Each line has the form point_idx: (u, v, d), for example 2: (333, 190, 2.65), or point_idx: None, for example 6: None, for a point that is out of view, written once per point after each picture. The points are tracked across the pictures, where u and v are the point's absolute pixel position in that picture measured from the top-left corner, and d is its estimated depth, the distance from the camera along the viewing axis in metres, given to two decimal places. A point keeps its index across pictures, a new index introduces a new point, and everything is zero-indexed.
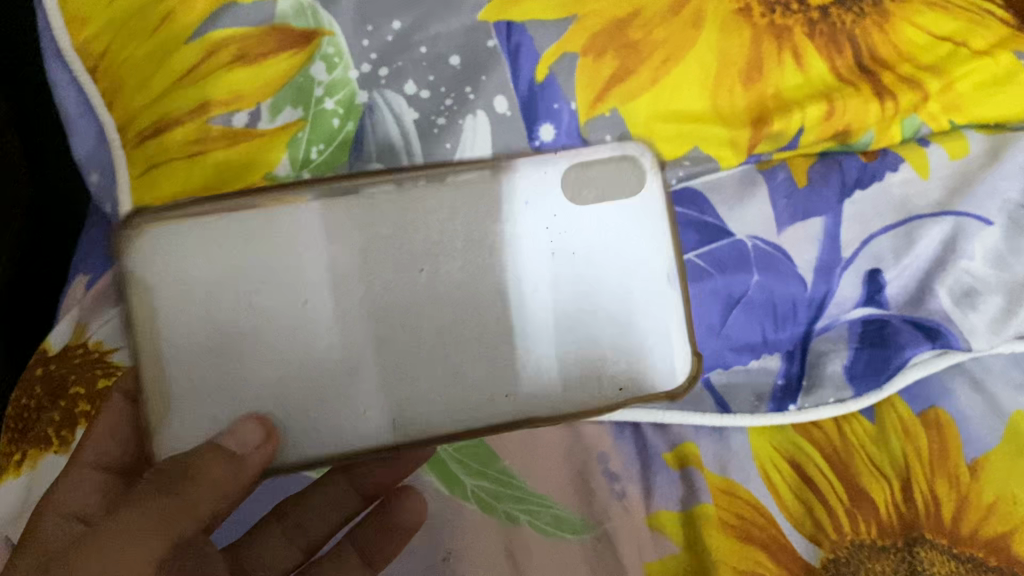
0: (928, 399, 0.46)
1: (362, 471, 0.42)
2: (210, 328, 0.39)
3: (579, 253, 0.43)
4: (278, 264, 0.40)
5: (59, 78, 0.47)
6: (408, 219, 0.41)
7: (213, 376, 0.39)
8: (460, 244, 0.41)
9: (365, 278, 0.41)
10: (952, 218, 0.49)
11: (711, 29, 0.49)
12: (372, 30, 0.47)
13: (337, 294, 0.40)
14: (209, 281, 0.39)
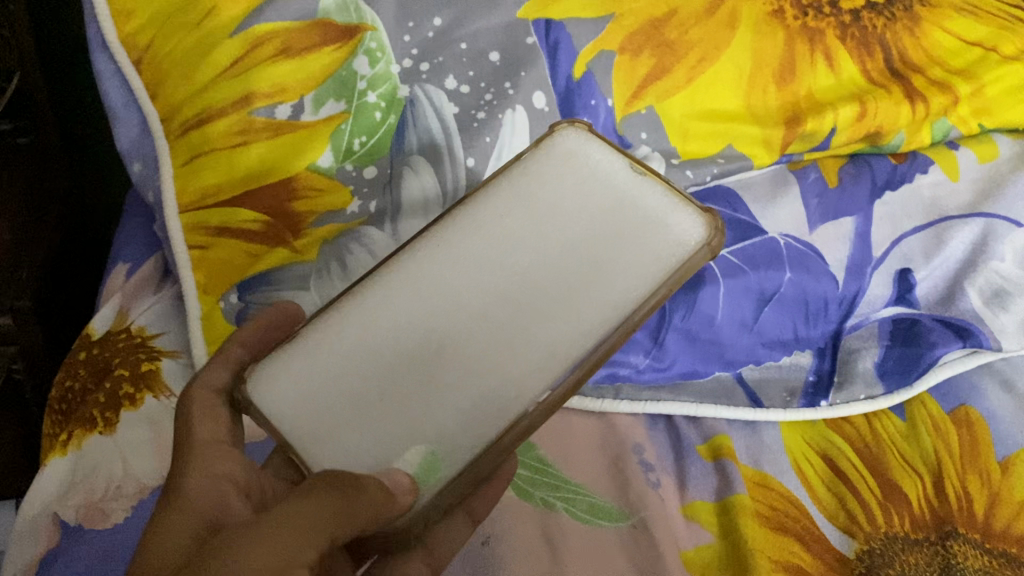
0: (957, 398, 0.47)
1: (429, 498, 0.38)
2: (325, 396, 0.33)
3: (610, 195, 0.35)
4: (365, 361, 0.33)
5: (103, 69, 0.48)
6: (443, 269, 0.35)
7: (317, 402, 0.33)
8: (544, 335, 0.32)
9: (440, 313, 0.34)
10: (982, 220, 0.50)
11: (746, 30, 0.49)
12: (413, 27, 0.47)
13: (426, 345, 0.33)
14: (322, 385, 0.33)
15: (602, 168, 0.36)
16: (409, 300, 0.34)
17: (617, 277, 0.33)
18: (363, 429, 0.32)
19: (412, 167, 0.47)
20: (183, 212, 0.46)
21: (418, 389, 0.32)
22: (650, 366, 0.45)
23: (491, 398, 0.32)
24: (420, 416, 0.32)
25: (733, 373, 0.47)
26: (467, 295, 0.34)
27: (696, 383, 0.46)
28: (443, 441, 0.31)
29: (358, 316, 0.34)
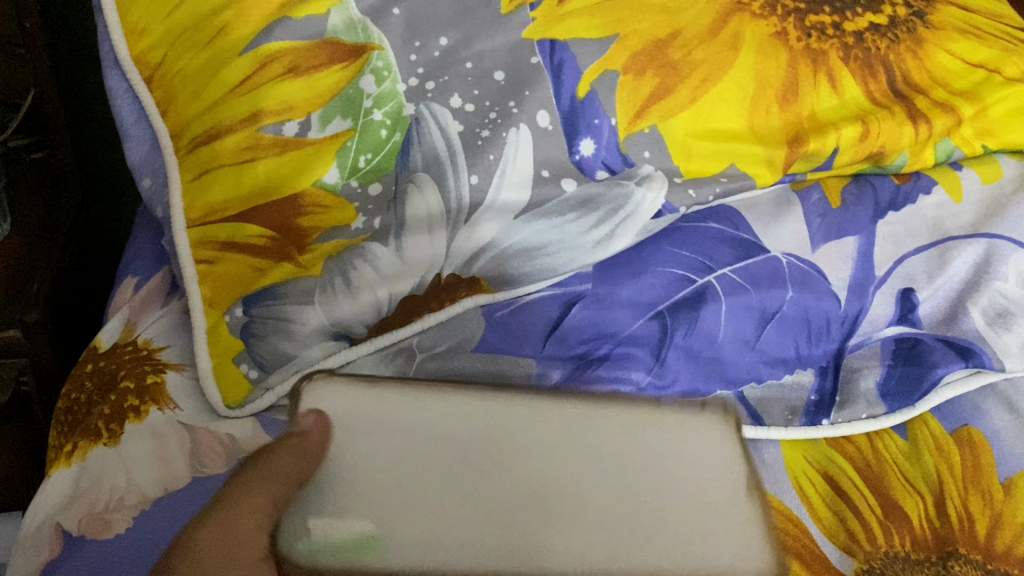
0: (959, 418, 0.47)
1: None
2: (396, 494, 0.32)
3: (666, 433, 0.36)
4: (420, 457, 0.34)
5: (116, 86, 0.50)
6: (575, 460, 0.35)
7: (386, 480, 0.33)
8: (590, 469, 0.34)
9: (552, 469, 0.34)
10: (984, 240, 0.51)
11: (749, 51, 0.50)
12: (419, 46, 0.48)
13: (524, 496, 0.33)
14: (389, 462, 0.33)
15: (693, 447, 0.35)
16: (692, 542, 0.33)
17: (660, 511, 0.33)
18: (406, 518, 0.32)
19: (417, 183, 0.47)
20: (190, 227, 0.47)
21: (428, 475, 0.33)
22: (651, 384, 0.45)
23: (465, 544, 0.31)
24: (411, 481, 0.33)
25: (735, 392, 0.47)
26: (574, 473, 0.34)
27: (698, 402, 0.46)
28: (400, 527, 0.31)
29: (573, 435, 0.35)
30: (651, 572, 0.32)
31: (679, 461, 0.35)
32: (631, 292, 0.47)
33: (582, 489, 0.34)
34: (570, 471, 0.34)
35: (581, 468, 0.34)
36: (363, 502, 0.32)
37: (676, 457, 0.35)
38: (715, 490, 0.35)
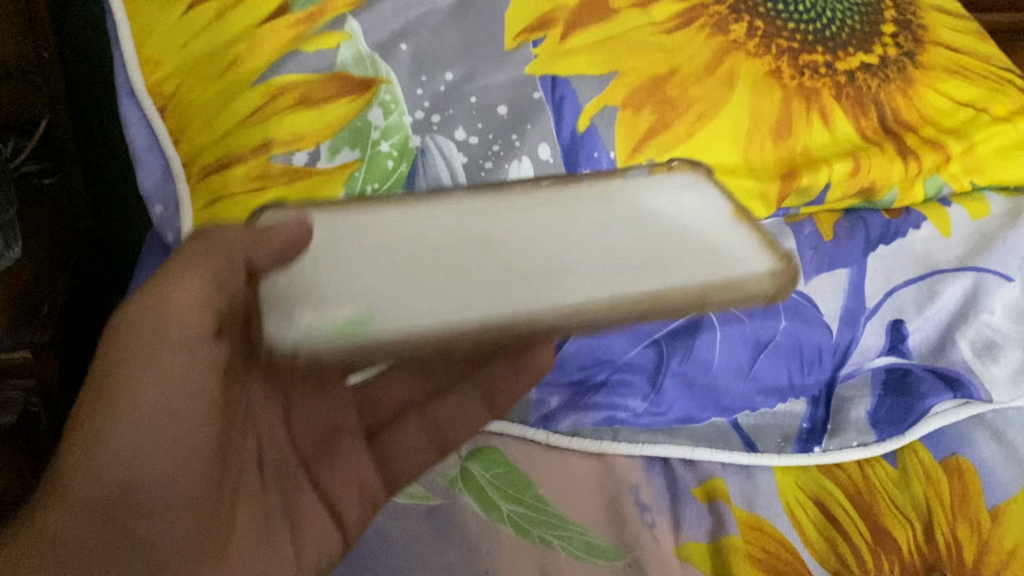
0: (949, 447, 0.48)
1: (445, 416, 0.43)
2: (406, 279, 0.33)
3: (660, 207, 0.39)
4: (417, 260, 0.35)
5: (129, 114, 0.52)
6: (537, 213, 0.37)
7: (394, 276, 0.34)
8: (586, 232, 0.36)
9: (532, 244, 0.35)
10: (972, 273, 0.52)
11: (744, 88, 0.52)
12: (426, 80, 0.50)
13: (528, 272, 0.34)
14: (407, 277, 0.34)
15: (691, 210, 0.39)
16: (692, 276, 0.34)
17: (634, 265, 0.34)
18: (436, 292, 0.32)
19: None
20: None
21: (452, 269, 0.34)
22: (648, 410, 0.47)
23: (465, 306, 0.32)
24: (432, 273, 0.34)
25: (730, 419, 0.49)
26: (538, 242, 0.36)
27: (691, 427, 0.48)
28: (467, 301, 0.32)
29: (592, 219, 0.37)
30: (691, 286, 0.34)
31: (676, 245, 0.36)
32: None
33: (573, 267, 0.34)
34: (565, 231, 0.36)
35: (587, 261, 0.34)
36: (404, 310, 0.31)
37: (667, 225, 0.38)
38: (724, 235, 0.38)
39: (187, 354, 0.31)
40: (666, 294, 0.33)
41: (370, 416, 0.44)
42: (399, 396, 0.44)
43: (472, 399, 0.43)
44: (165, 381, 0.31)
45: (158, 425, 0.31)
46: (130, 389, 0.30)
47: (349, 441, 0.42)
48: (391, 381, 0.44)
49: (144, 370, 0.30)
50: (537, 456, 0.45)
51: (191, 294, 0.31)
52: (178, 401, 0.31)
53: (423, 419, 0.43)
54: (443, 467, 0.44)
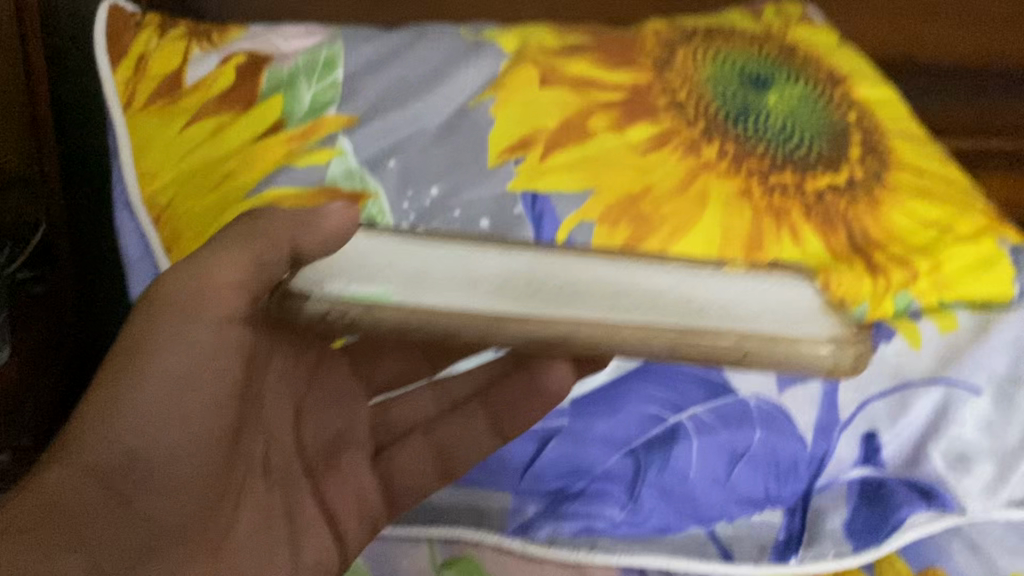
0: (925, 558, 0.49)
1: (454, 432, 0.49)
2: (441, 293, 0.35)
3: (749, 288, 0.38)
4: (464, 276, 0.37)
5: (125, 225, 0.54)
6: (595, 260, 0.38)
7: (436, 289, 0.36)
8: (630, 282, 0.37)
9: (575, 292, 0.36)
10: (942, 386, 0.53)
11: (715, 207, 0.55)
12: (412, 195, 0.53)
13: (556, 304, 0.35)
14: (450, 289, 0.36)
15: (781, 298, 0.38)
16: (736, 326, 0.35)
17: (657, 305, 0.36)
18: (471, 305, 0.35)
19: None
20: None
21: (489, 291, 0.36)
22: (626, 520, 0.47)
23: (480, 309, 0.34)
24: (462, 288, 0.36)
25: (707, 529, 0.49)
26: (580, 283, 0.37)
27: (669, 538, 0.48)
28: (478, 310, 0.34)
29: (656, 280, 0.38)
30: (717, 335, 0.35)
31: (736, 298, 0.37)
32: (605, 428, 0.48)
33: (605, 303, 0.36)
34: (614, 280, 0.37)
35: (618, 304, 0.36)
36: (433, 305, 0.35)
37: (740, 297, 0.37)
38: (800, 319, 0.37)
39: (215, 332, 0.39)
40: (698, 336, 0.34)
41: (371, 381, 0.51)
42: (395, 372, 0.51)
43: (479, 420, 0.48)
44: (198, 353, 0.38)
45: (176, 388, 0.37)
46: (169, 340, 0.37)
47: (355, 452, 0.48)
48: (410, 401, 0.51)
49: (167, 347, 0.37)
50: (513, 563, 0.46)
51: (236, 271, 0.38)
52: (197, 372, 0.38)
53: (427, 439, 0.49)
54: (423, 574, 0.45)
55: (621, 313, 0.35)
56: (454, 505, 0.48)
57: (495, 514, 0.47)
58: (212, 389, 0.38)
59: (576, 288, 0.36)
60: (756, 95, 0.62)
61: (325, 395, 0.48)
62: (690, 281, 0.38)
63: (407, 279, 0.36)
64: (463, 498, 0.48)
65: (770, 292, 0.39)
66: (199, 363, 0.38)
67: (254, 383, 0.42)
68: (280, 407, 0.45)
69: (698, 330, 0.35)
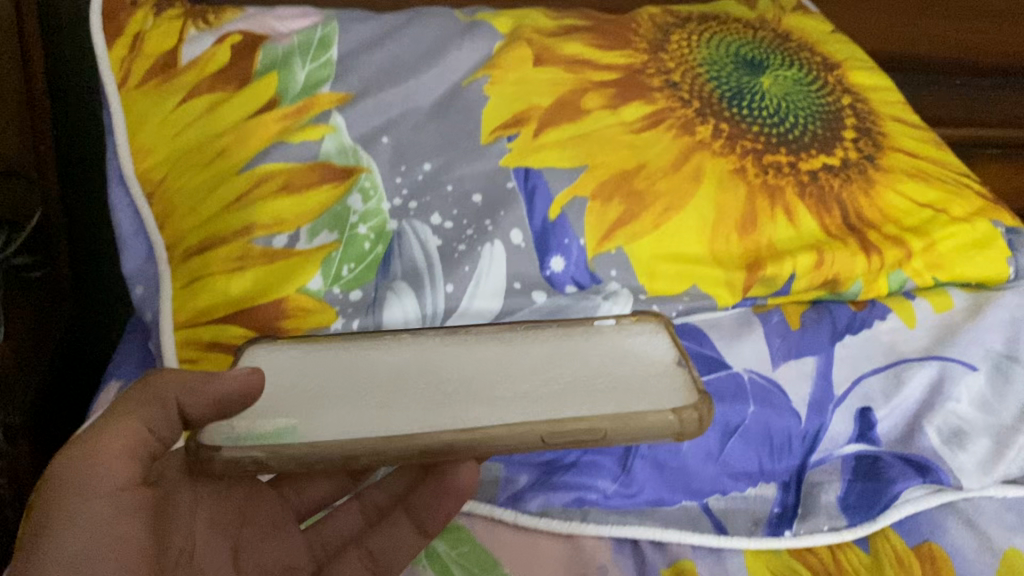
0: (921, 534, 0.48)
1: (391, 530, 0.45)
2: (338, 403, 0.41)
3: (610, 351, 0.45)
4: (351, 391, 0.42)
5: (118, 202, 0.54)
6: (476, 351, 0.45)
7: (335, 411, 0.41)
8: (511, 372, 0.43)
9: (455, 386, 0.42)
10: (937, 362, 0.53)
11: (710, 184, 0.55)
12: (405, 170, 0.53)
13: (443, 401, 0.41)
14: (340, 405, 0.41)
15: (651, 352, 0.45)
16: (597, 411, 0.39)
17: (539, 391, 0.42)
18: (362, 414, 0.40)
19: (396, 291, 0.50)
20: (178, 328, 0.50)
21: (382, 400, 0.41)
22: (618, 492, 0.47)
23: (373, 427, 0.39)
24: (348, 398, 0.42)
25: (700, 503, 0.48)
26: (461, 376, 0.43)
27: (662, 511, 0.47)
28: (377, 424, 0.39)
29: (533, 352, 0.45)
30: (595, 426, 0.38)
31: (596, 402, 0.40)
32: None
33: (485, 402, 0.41)
34: (498, 365, 0.44)
35: (498, 392, 0.42)
36: (331, 427, 0.39)
37: (607, 369, 0.43)
38: (658, 374, 0.43)
39: (113, 500, 0.36)
40: (563, 425, 0.38)
41: (301, 506, 0.48)
42: (327, 493, 0.49)
43: (402, 525, 0.45)
44: (108, 514, 0.36)
45: (92, 557, 0.35)
46: (68, 515, 0.35)
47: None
48: (336, 515, 0.48)
49: (61, 528, 0.35)
50: (500, 533, 0.45)
51: (122, 438, 0.37)
52: (109, 530, 0.36)
53: (361, 552, 0.46)
54: None
55: (505, 411, 0.40)
56: None
57: (487, 486, 0.47)
58: (138, 525, 0.37)
59: (457, 383, 0.42)
60: (749, 77, 0.62)
61: (257, 529, 0.45)
62: (569, 351, 0.45)
63: (308, 395, 0.42)
64: None
65: (649, 357, 0.45)
66: (116, 513, 0.36)
67: (176, 517, 0.40)
68: (209, 552, 0.42)
69: (585, 429, 0.38)
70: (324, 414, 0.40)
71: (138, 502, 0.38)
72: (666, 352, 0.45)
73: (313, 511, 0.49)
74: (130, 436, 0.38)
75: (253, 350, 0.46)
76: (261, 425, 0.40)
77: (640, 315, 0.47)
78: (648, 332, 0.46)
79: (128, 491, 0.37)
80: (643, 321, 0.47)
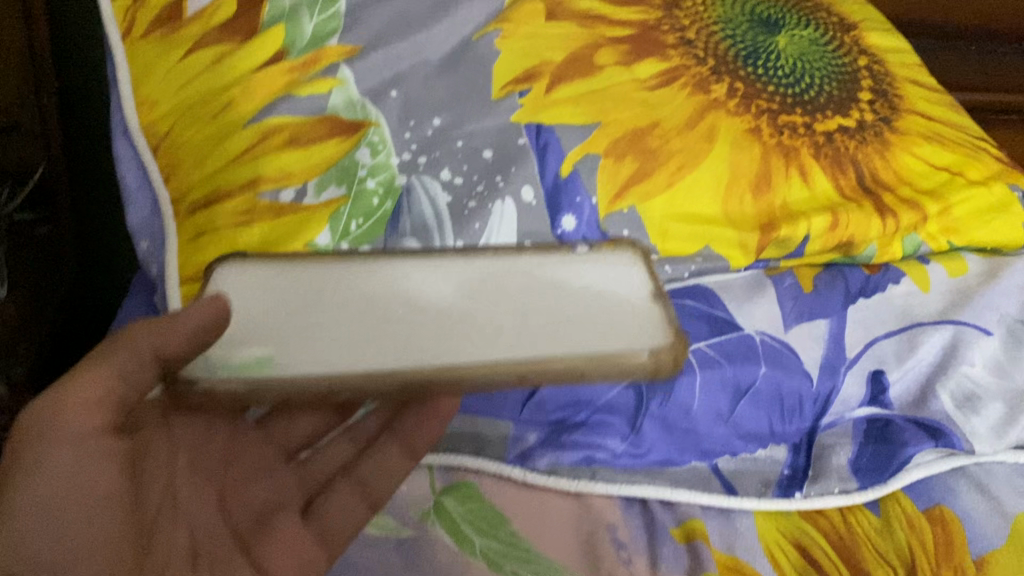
0: (932, 498, 0.47)
1: (382, 452, 0.47)
2: (310, 338, 0.44)
3: (589, 286, 0.48)
4: (323, 320, 0.45)
5: (124, 154, 0.53)
6: (458, 275, 0.47)
7: (309, 348, 0.43)
8: (490, 307, 0.46)
9: (427, 315, 0.45)
10: (951, 326, 0.53)
11: (724, 143, 0.54)
12: (414, 125, 0.52)
13: (424, 326, 0.44)
14: (311, 341, 0.44)
15: (626, 284, 0.48)
16: (575, 351, 0.44)
17: (521, 325, 0.45)
18: (337, 349, 0.43)
19: (405, 247, 0.49)
20: (184, 281, 0.49)
21: (361, 334, 0.44)
22: (627, 452, 0.47)
23: (353, 359, 0.43)
24: (320, 332, 0.44)
25: (709, 464, 0.48)
26: (439, 304, 0.45)
27: (672, 471, 0.47)
28: (347, 361, 0.43)
29: (513, 282, 0.47)
30: (575, 364, 0.43)
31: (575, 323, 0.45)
32: None
33: (472, 326, 0.45)
34: (476, 296, 0.46)
35: (471, 323, 0.45)
36: (307, 363, 0.43)
37: (580, 304, 0.47)
38: (633, 306, 0.47)
39: (82, 448, 0.35)
40: (545, 364, 0.42)
41: (288, 442, 0.49)
42: (312, 431, 0.49)
43: (390, 451, 0.46)
44: (84, 462, 0.35)
45: (73, 503, 0.34)
46: (36, 458, 0.34)
47: (287, 513, 0.46)
48: (327, 449, 0.50)
49: (27, 475, 0.34)
50: (508, 491, 0.45)
51: (93, 387, 0.35)
52: (78, 479, 0.34)
53: (350, 482, 0.47)
54: (418, 502, 0.44)
55: (484, 347, 0.43)
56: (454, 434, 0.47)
57: (496, 445, 0.46)
58: (104, 472, 0.36)
59: (431, 312, 0.45)
60: (764, 36, 0.60)
61: (245, 469, 0.47)
62: (547, 280, 0.47)
63: (277, 330, 0.44)
64: (464, 425, 0.47)
65: (624, 296, 0.47)
66: (92, 462, 0.35)
67: (154, 464, 0.41)
68: (196, 494, 0.43)
69: (564, 370, 0.42)
70: (298, 350, 0.43)
71: (100, 451, 0.36)
72: (642, 285, 0.48)
73: (301, 447, 0.50)
74: (107, 387, 0.36)
75: (226, 268, 0.46)
76: (236, 357, 0.43)
77: (616, 242, 0.50)
78: (626, 263, 0.49)
79: (89, 433, 0.35)
80: (620, 248, 0.49)
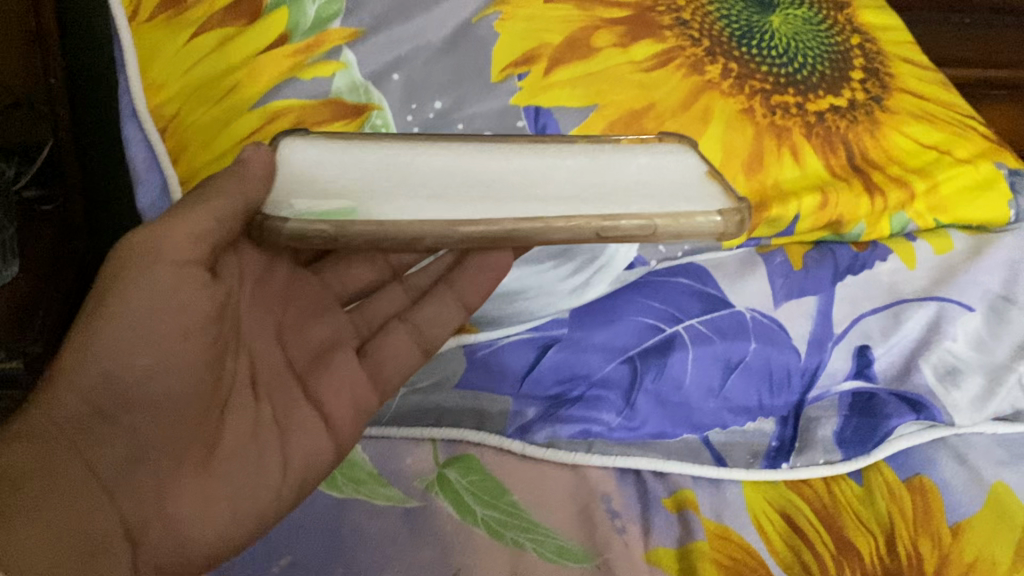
0: (913, 467, 0.50)
1: (435, 302, 0.50)
2: (388, 191, 0.42)
3: (645, 164, 0.46)
4: (402, 174, 0.43)
5: (133, 136, 0.54)
6: (500, 155, 0.46)
7: (389, 206, 0.40)
8: (543, 175, 0.44)
9: (483, 183, 0.43)
10: (934, 303, 0.55)
11: (719, 124, 0.55)
12: (416, 108, 0.53)
13: (494, 189, 0.42)
14: (389, 197, 0.41)
15: (683, 168, 0.47)
16: (643, 210, 0.40)
17: (568, 188, 0.43)
18: (419, 203, 0.40)
19: None
20: None
21: (442, 187, 0.42)
22: (622, 425, 0.49)
23: (436, 210, 0.40)
24: (391, 186, 0.42)
25: (699, 436, 0.50)
26: (504, 171, 0.44)
27: (665, 442, 0.49)
28: (429, 212, 0.39)
29: (562, 155, 0.46)
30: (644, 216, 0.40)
31: (643, 172, 0.46)
32: (604, 337, 0.51)
33: (530, 192, 0.43)
34: (513, 168, 0.45)
35: (523, 190, 0.43)
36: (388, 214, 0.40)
37: (637, 178, 0.45)
38: (691, 186, 0.45)
39: (182, 277, 0.38)
40: (619, 220, 0.39)
41: (342, 291, 0.52)
42: (369, 277, 0.53)
43: (446, 298, 0.50)
44: (177, 297, 0.38)
45: (148, 332, 0.37)
46: (136, 278, 0.37)
47: (345, 350, 0.48)
48: (380, 297, 0.53)
49: (120, 300, 0.37)
50: (508, 462, 0.47)
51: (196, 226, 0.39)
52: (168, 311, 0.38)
53: (404, 325, 0.49)
54: (420, 471, 0.46)
55: (553, 205, 0.41)
56: (458, 408, 0.49)
57: (494, 417, 0.48)
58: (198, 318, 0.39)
59: (497, 182, 0.43)
60: (759, 15, 0.61)
61: (303, 309, 0.49)
62: (602, 160, 0.46)
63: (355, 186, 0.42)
64: (464, 400, 0.49)
65: (683, 167, 0.47)
66: (178, 295, 0.38)
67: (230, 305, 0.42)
68: (260, 326, 0.45)
69: (635, 227, 0.39)
70: (378, 206, 0.40)
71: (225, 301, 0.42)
72: (694, 166, 0.47)
73: (354, 295, 0.53)
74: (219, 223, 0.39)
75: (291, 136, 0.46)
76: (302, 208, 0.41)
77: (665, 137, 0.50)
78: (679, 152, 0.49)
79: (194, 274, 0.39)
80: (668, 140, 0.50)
